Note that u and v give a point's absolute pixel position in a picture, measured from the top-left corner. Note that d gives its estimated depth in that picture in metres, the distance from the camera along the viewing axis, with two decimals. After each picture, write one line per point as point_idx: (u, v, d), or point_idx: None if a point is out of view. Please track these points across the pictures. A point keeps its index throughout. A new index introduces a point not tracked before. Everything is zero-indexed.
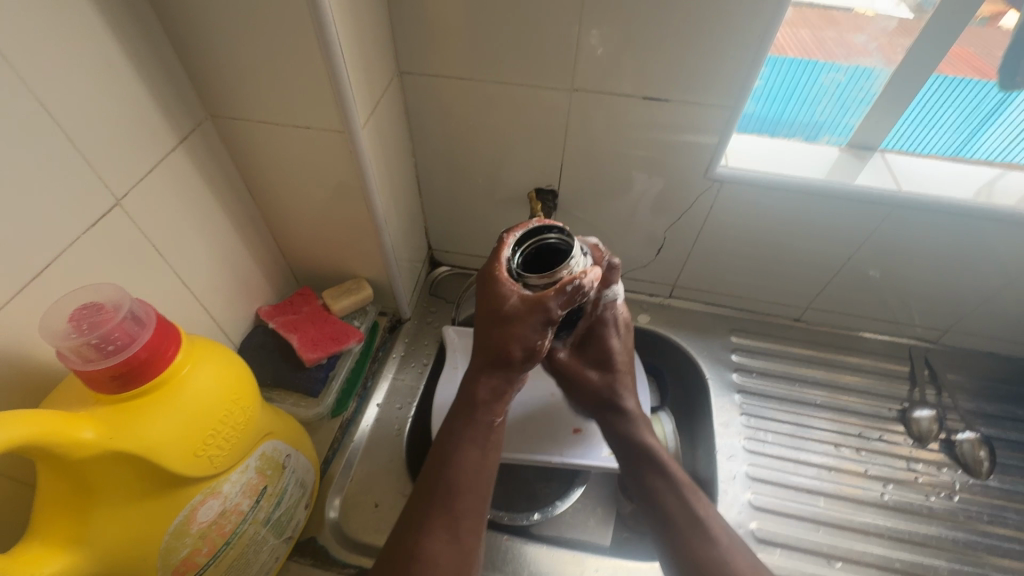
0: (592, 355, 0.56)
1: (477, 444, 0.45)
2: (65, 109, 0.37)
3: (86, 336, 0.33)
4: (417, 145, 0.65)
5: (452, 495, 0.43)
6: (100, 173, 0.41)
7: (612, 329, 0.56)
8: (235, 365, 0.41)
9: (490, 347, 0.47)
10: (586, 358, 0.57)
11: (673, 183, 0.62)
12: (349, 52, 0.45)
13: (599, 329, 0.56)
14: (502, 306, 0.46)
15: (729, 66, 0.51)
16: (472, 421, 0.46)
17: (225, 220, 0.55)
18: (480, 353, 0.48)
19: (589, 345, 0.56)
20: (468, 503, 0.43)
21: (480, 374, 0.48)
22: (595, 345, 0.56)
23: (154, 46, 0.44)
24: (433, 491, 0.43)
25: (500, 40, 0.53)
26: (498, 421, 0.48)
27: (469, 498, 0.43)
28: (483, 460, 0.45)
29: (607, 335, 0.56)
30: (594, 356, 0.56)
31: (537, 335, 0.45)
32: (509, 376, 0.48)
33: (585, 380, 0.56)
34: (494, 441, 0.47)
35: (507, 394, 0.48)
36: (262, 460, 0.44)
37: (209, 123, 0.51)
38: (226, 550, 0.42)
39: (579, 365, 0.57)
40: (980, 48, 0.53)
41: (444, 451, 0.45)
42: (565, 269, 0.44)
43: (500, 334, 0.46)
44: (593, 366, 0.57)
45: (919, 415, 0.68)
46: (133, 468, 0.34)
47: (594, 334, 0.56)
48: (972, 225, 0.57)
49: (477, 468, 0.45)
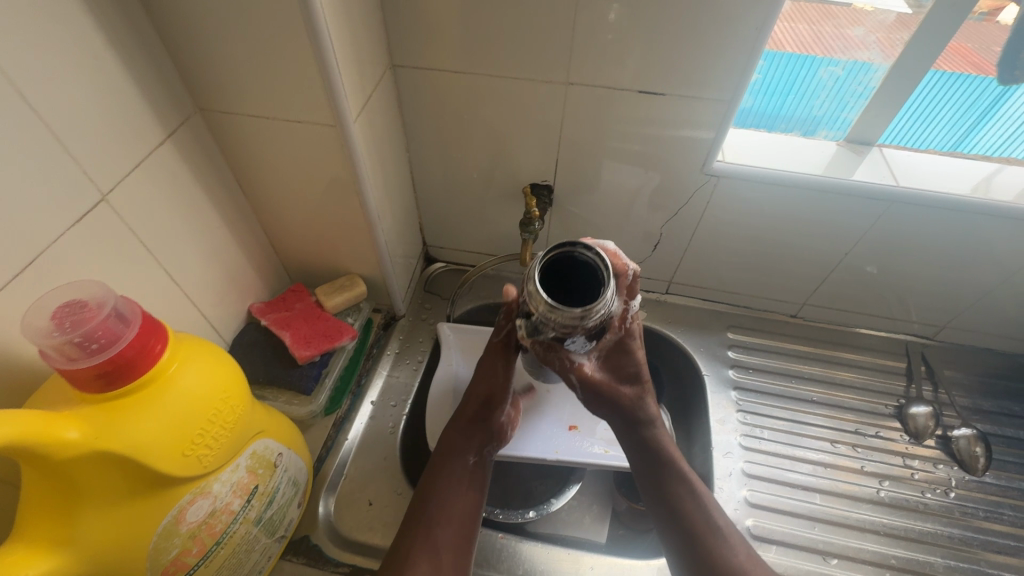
0: (620, 369, 0.49)
1: (453, 486, 0.49)
2: (49, 102, 0.36)
3: (68, 334, 0.32)
4: (411, 139, 0.64)
5: (433, 527, 0.46)
6: (86, 168, 0.40)
7: (637, 342, 0.49)
8: (224, 363, 0.40)
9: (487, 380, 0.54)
10: (618, 374, 0.50)
11: (669, 178, 0.61)
12: (340, 45, 0.45)
13: (624, 341, 0.49)
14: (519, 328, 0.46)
15: (726, 59, 0.50)
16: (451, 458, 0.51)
17: (215, 216, 0.54)
18: (479, 381, 0.54)
19: (617, 359, 0.49)
20: (450, 536, 0.46)
21: (457, 420, 0.53)
22: (623, 359, 0.49)
23: (141, 39, 0.43)
24: (417, 521, 0.46)
25: (495, 34, 0.52)
26: (473, 461, 0.51)
27: (450, 529, 0.46)
28: (460, 500, 0.48)
29: (633, 348, 0.49)
30: (620, 369, 0.49)
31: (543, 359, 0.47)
32: (485, 410, 0.54)
33: (617, 397, 0.49)
34: (473, 481, 0.50)
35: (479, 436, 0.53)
36: (253, 459, 0.43)
37: (198, 117, 0.50)
38: (217, 551, 0.41)
39: (610, 381, 0.49)
40: (979, 43, 0.53)
41: (426, 491, 0.48)
42: (576, 313, 0.37)
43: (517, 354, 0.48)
44: (622, 381, 0.50)
45: (916, 410, 0.68)
46: (119, 468, 0.33)
47: (623, 347, 0.49)
48: (969, 221, 0.57)
49: (454, 506, 0.47)
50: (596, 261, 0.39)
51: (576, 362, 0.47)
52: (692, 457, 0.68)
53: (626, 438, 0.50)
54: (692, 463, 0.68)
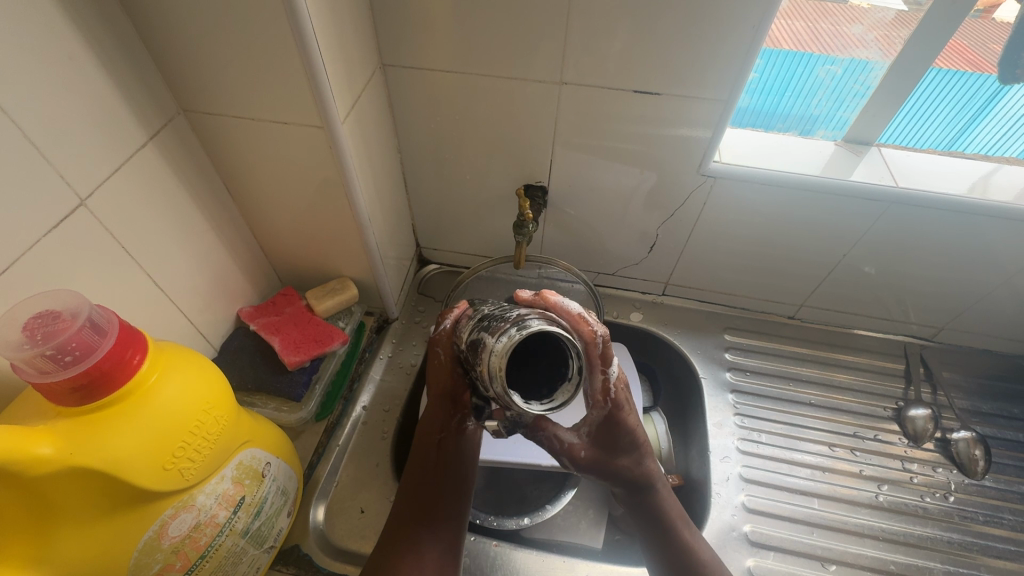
0: (611, 440, 0.48)
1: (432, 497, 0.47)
2: (23, 104, 0.35)
3: (40, 347, 0.31)
4: (402, 140, 0.63)
5: (418, 531, 0.45)
6: (63, 171, 0.38)
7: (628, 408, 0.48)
8: (208, 372, 0.39)
9: (441, 385, 0.47)
10: (614, 447, 0.48)
11: (665, 177, 0.60)
12: (326, 43, 0.43)
13: (612, 414, 0.47)
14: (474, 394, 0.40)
15: (723, 58, 0.49)
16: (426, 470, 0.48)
17: (201, 219, 0.53)
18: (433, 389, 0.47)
19: (607, 432, 0.48)
20: (429, 532, 0.45)
21: (433, 406, 0.48)
22: (615, 432, 0.48)
23: (120, 37, 0.41)
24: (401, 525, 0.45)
25: (487, 31, 0.51)
26: (438, 437, 0.49)
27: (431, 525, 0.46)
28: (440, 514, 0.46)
29: (623, 417, 0.48)
30: (615, 442, 0.48)
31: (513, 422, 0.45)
32: (451, 410, 0.48)
33: (615, 470, 0.49)
34: (447, 473, 0.48)
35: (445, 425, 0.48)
36: (239, 469, 0.42)
37: (182, 118, 0.49)
38: (202, 564, 0.40)
39: (606, 457, 0.49)
40: (974, 40, 0.52)
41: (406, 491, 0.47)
42: (549, 403, 0.34)
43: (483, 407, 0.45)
44: (618, 454, 0.49)
45: (915, 413, 0.67)
46: (97, 484, 0.32)
47: (612, 420, 0.48)
48: (970, 223, 0.56)
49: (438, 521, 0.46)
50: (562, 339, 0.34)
51: (566, 443, 0.48)
52: (689, 462, 0.67)
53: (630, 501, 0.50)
54: (689, 467, 0.67)
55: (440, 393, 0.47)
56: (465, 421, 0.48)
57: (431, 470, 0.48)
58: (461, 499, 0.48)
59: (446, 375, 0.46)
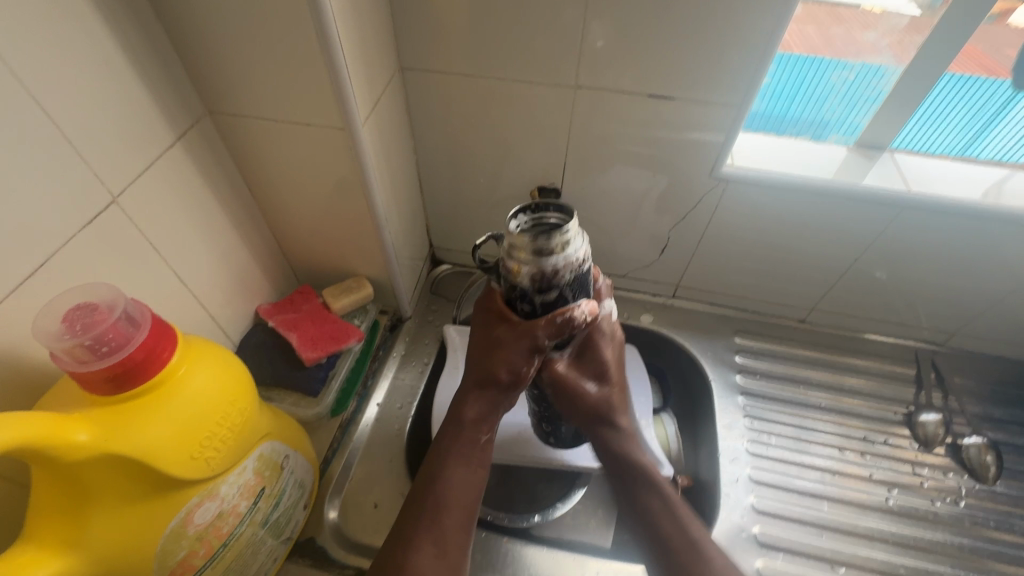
0: (590, 368, 0.52)
1: (463, 462, 0.47)
2: (61, 106, 0.37)
3: (79, 338, 0.33)
4: (419, 141, 0.64)
5: (440, 511, 0.45)
6: (96, 169, 0.40)
7: (607, 341, 0.52)
8: (232, 366, 0.40)
9: (481, 365, 0.49)
10: (584, 372, 0.51)
11: (677, 181, 0.61)
12: (349, 47, 0.45)
13: (590, 341, 0.51)
14: (504, 308, 0.48)
15: (735, 64, 0.50)
16: (460, 439, 0.48)
17: (224, 218, 0.54)
18: (472, 371, 0.50)
19: (587, 356, 0.52)
20: (455, 520, 0.45)
21: (469, 393, 0.50)
22: (591, 358, 0.51)
23: (151, 40, 0.43)
24: (419, 513, 0.45)
25: (503, 37, 0.52)
26: (485, 439, 0.49)
27: (455, 515, 0.45)
28: (468, 477, 0.47)
29: (600, 346, 0.51)
30: (596, 369, 0.51)
31: (524, 360, 0.47)
32: (499, 395, 0.49)
33: (582, 397, 0.51)
34: (481, 458, 0.48)
35: (495, 413, 0.50)
36: (260, 461, 0.43)
37: (208, 119, 0.50)
38: (223, 552, 0.42)
39: (576, 379, 0.51)
40: (989, 46, 0.53)
41: (431, 472, 0.47)
42: (555, 257, 0.42)
43: (490, 356, 0.48)
44: (590, 378, 0.51)
45: (925, 418, 0.68)
46: (129, 471, 0.34)
47: (590, 344, 0.51)
48: (984, 228, 0.56)
49: (463, 487, 0.46)
50: (560, 216, 0.44)
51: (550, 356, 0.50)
52: (698, 462, 0.68)
53: (596, 442, 0.52)
54: (698, 467, 0.67)
55: (478, 379, 0.50)
56: (482, 432, 0.49)
57: (468, 450, 0.48)
58: (476, 497, 0.47)
59: (501, 371, 0.48)
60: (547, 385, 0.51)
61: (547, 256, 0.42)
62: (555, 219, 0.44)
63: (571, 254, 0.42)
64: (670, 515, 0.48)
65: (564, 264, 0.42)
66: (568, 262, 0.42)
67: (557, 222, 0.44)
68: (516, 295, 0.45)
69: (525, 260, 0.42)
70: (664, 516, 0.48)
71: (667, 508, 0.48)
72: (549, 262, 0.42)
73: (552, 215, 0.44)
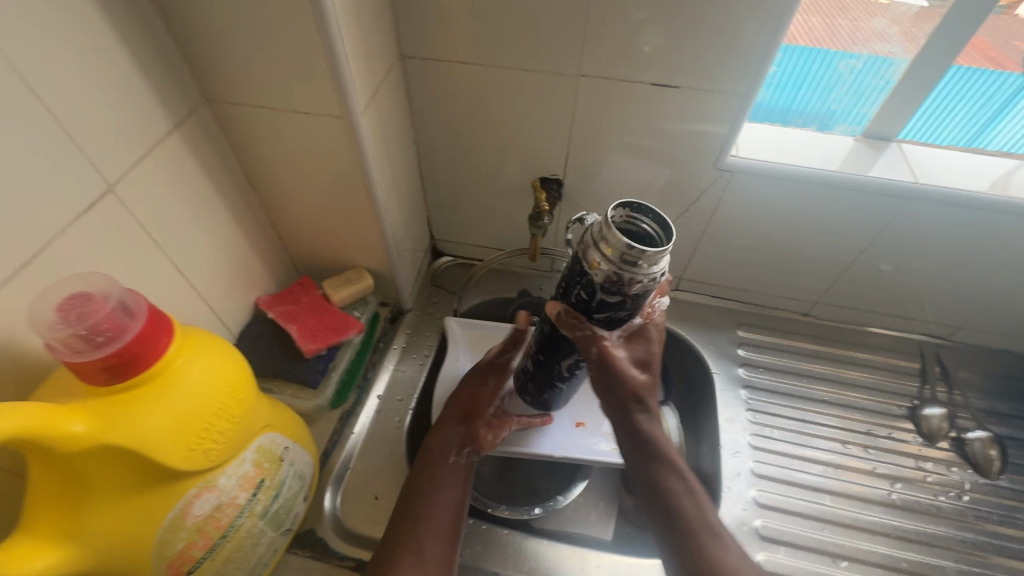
0: (638, 354, 0.49)
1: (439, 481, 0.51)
2: (56, 93, 0.36)
3: (73, 327, 0.32)
4: (419, 131, 0.64)
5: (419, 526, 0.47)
6: (92, 158, 0.39)
7: (657, 333, 0.50)
8: (230, 357, 0.40)
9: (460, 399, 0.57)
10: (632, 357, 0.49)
11: (681, 172, 0.60)
12: (349, 34, 0.44)
13: (644, 329, 0.49)
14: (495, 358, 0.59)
15: (743, 52, 0.49)
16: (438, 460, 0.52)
17: (222, 209, 0.54)
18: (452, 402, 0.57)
19: (637, 343, 0.49)
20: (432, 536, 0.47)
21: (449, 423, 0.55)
22: (641, 344, 0.49)
23: (147, 26, 0.42)
24: (403, 526, 0.48)
25: (505, 25, 0.51)
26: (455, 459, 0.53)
27: (432, 529, 0.47)
28: (443, 495, 0.50)
29: (650, 334, 0.50)
30: (642, 358, 0.49)
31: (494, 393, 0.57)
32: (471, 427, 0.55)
33: (627, 378, 0.48)
34: (453, 479, 0.52)
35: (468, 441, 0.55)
36: (259, 453, 0.43)
37: (205, 108, 0.50)
38: (222, 544, 0.41)
39: (625, 363, 0.48)
40: (998, 38, 0.52)
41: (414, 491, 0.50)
42: (641, 269, 0.39)
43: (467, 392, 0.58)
44: (636, 367, 0.49)
45: (929, 412, 0.67)
46: (126, 461, 0.33)
47: (642, 332, 0.49)
48: (992, 220, 0.56)
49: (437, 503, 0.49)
50: (655, 228, 0.41)
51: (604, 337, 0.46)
52: (700, 456, 0.67)
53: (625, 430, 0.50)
54: (700, 461, 0.67)
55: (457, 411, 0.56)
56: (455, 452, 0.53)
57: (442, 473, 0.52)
58: (455, 517, 0.49)
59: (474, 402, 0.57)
60: (594, 367, 0.48)
61: (636, 266, 0.39)
62: (649, 228, 0.42)
63: (655, 273, 0.40)
64: (691, 497, 0.48)
65: (646, 278, 0.40)
66: (649, 278, 0.40)
67: (649, 232, 0.42)
68: (577, 280, 0.43)
69: (609, 259, 0.40)
70: (685, 499, 0.47)
71: (687, 491, 0.48)
72: (631, 272, 0.40)
73: (647, 223, 0.42)
